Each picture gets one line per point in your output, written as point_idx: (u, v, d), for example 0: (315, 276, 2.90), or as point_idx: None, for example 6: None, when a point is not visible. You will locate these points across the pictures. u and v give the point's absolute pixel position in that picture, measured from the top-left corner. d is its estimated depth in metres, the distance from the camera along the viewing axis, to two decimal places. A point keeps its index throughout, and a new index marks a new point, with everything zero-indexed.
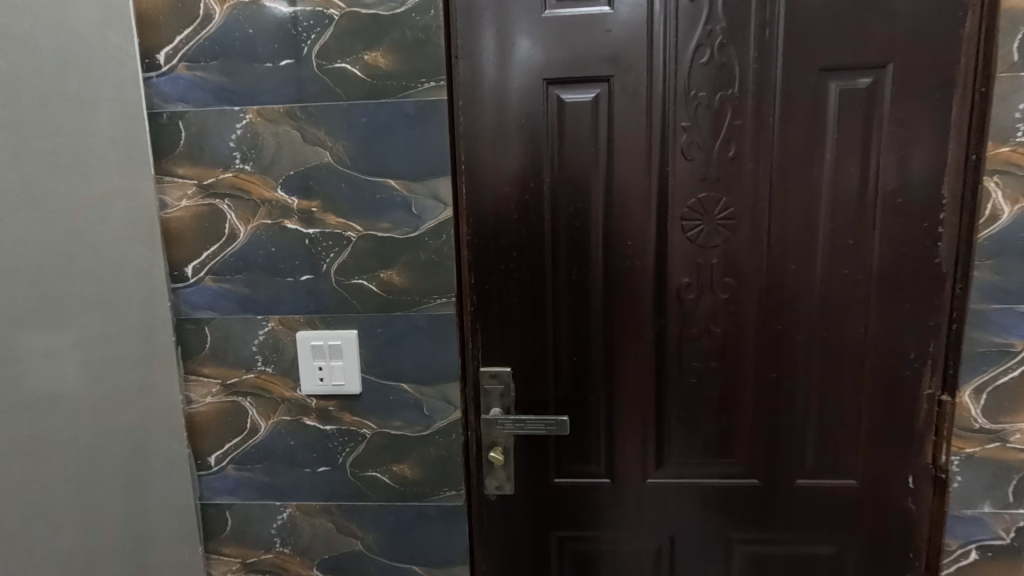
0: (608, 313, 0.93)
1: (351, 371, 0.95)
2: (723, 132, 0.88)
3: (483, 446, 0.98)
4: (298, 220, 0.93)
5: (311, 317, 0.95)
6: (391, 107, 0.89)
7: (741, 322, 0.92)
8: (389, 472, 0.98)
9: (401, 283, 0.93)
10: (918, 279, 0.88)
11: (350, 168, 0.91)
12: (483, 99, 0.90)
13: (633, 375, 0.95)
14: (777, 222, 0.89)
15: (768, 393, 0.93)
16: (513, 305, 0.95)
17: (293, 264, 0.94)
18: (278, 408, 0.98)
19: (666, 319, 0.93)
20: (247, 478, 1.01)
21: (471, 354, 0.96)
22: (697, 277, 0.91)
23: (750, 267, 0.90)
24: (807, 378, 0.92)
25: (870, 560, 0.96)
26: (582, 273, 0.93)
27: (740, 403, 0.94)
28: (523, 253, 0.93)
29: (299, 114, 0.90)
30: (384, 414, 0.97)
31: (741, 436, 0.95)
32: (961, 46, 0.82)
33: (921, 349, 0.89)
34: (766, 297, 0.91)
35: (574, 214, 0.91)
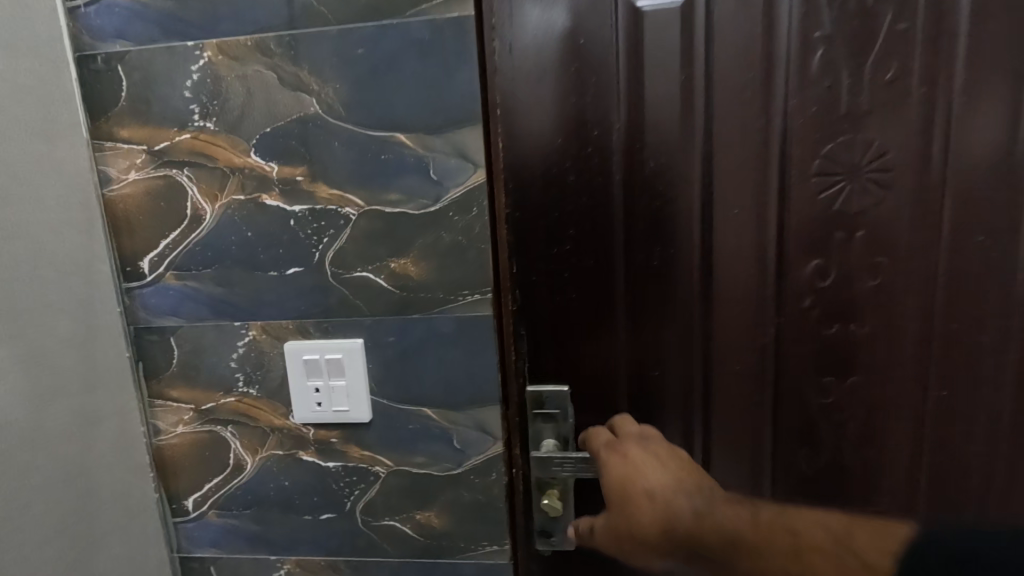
0: (704, 311, 0.68)
1: (357, 393, 0.72)
2: (877, 44, 0.60)
3: (533, 488, 0.74)
4: (279, 194, 0.69)
5: (303, 323, 0.72)
6: (397, 30, 0.64)
7: (898, 320, 0.65)
8: (412, 521, 0.76)
9: (419, 276, 0.69)
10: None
11: (345, 120, 0.67)
12: (526, 15, 0.64)
13: (739, 394, 0.69)
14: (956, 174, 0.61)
15: (934, 419, 0.66)
16: (571, 303, 0.70)
17: (276, 254, 0.71)
18: (267, 441, 0.76)
19: (786, 318, 0.67)
20: (234, 527, 0.79)
21: (514, 369, 0.72)
22: (835, 258, 0.64)
23: (914, 241, 0.63)
24: (992, 398, 0.65)
25: None
26: (666, 257, 0.67)
27: (892, 432, 0.68)
28: (585, 231, 0.68)
29: (274, 48, 0.66)
30: (402, 448, 0.74)
31: (892, 476, 0.68)
32: None
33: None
34: (936, 285, 0.64)
35: (655, 174, 0.65)
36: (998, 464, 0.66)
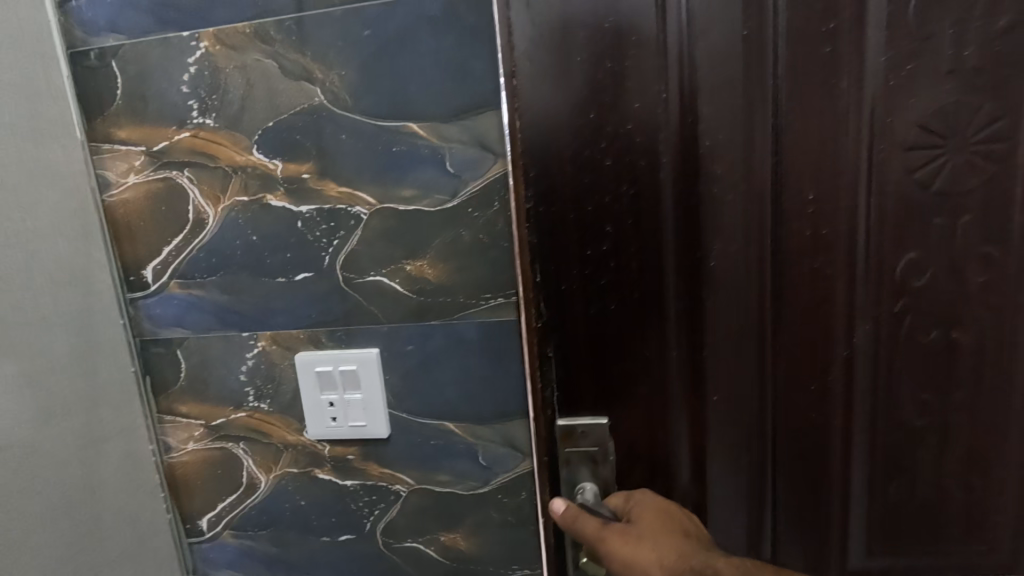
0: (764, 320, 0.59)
1: (374, 407, 0.67)
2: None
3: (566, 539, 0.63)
4: (285, 193, 0.64)
5: (314, 332, 0.67)
6: (406, 8, 0.58)
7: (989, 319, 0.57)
8: (436, 544, 0.70)
9: (437, 279, 0.63)
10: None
11: (352, 109, 0.61)
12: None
13: (805, 413, 0.61)
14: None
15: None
16: (610, 318, 0.60)
17: (283, 258, 0.66)
18: (280, 457, 0.71)
19: (864, 325, 0.58)
20: (249, 548, 0.75)
21: (543, 400, 0.61)
22: (928, 250, 0.56)
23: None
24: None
25: None
26: (723, 257, 0.58)
27: (988, 447, 0.59)
28: (627, 231, 0.58)
29: (273, 34, 0.61)
30: (425, 466, 0.68)
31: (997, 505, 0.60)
32: None
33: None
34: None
35: (710, 158, 0.57)
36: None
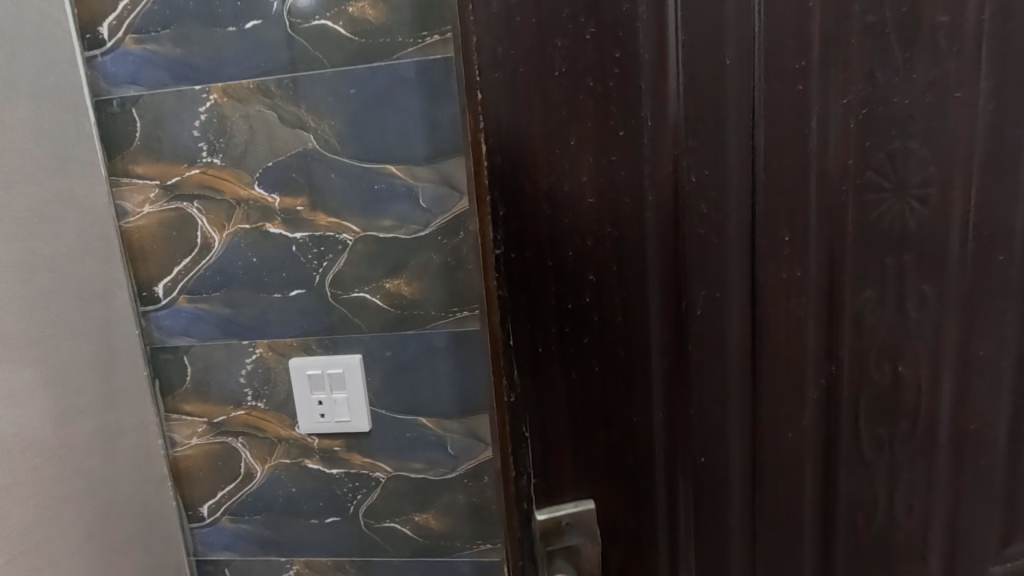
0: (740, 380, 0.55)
1: (357, 404, 0.78)
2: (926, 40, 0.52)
3: None
4: (282, 222, 0.75)
5: (306, 340, 0.78)
6: (386, 71, 0.70)
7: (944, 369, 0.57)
8: (411, 523, 0.81)
9: (412, 295, 0.75)
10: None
11: (339, 153, 0.72)
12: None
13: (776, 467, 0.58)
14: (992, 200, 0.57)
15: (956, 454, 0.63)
16: (586, 383, 0.54)
17: (279, 277, 0.77)
18: (275, 450, 0.82)
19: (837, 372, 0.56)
20: (246, 531, 0.85)
21: (516, 492, 0.56)
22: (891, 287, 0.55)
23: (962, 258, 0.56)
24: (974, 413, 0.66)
25: None
26: (709, 303, 0.53)
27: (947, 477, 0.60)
28: (608, 290, 0.52)
29: (273, 89, 0.72)
30: (401, 456, 0.79)
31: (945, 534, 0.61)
32: None
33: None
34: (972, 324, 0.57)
35: (694, 199, 0.51)
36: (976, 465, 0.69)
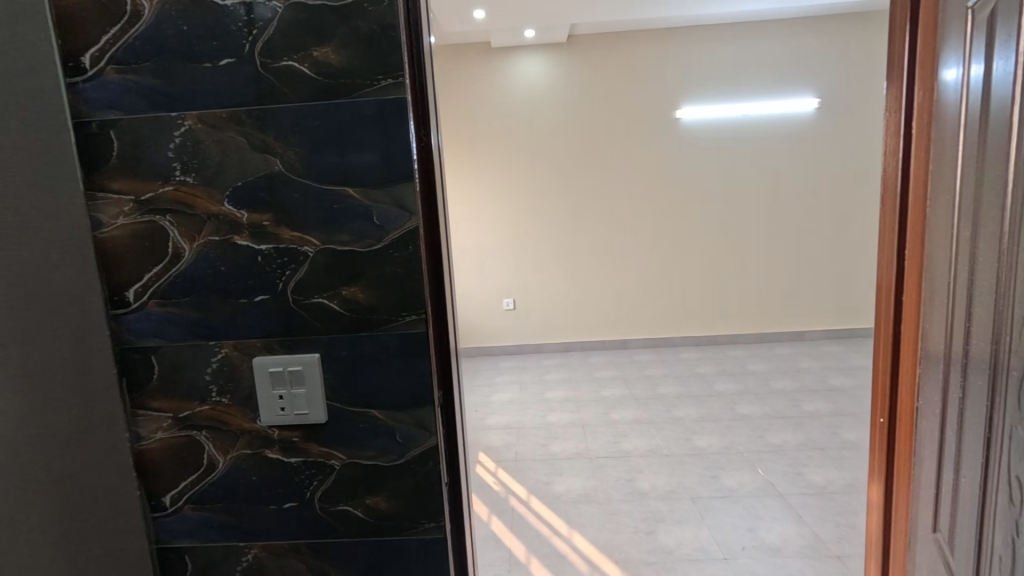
0: (976, 345, 0.73)
1: (315, 399, 0.87)
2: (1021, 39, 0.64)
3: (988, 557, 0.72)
4: (249, 236, 0.84)
5: (269, 341, 0.87)
6: (346, 107, 0.81)
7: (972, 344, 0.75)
8: (362, 506, 0.91)
9: (365, 301, 0.85)
10: (940, 282, 0.83)
11: (303, 176, 0.83)
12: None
13: (997, 438, 0.70)
14: (953, 220, 0.80)
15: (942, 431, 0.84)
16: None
17: (246, 284, 0.86)
18: (236, 442, 0.90)
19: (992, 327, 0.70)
20: (207, 519, 0.92)
21: None
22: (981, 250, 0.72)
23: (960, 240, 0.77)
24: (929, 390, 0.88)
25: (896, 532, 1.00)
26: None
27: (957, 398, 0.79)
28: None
29: (244, 118, 0.82)
30: (354, 444, 0.89)
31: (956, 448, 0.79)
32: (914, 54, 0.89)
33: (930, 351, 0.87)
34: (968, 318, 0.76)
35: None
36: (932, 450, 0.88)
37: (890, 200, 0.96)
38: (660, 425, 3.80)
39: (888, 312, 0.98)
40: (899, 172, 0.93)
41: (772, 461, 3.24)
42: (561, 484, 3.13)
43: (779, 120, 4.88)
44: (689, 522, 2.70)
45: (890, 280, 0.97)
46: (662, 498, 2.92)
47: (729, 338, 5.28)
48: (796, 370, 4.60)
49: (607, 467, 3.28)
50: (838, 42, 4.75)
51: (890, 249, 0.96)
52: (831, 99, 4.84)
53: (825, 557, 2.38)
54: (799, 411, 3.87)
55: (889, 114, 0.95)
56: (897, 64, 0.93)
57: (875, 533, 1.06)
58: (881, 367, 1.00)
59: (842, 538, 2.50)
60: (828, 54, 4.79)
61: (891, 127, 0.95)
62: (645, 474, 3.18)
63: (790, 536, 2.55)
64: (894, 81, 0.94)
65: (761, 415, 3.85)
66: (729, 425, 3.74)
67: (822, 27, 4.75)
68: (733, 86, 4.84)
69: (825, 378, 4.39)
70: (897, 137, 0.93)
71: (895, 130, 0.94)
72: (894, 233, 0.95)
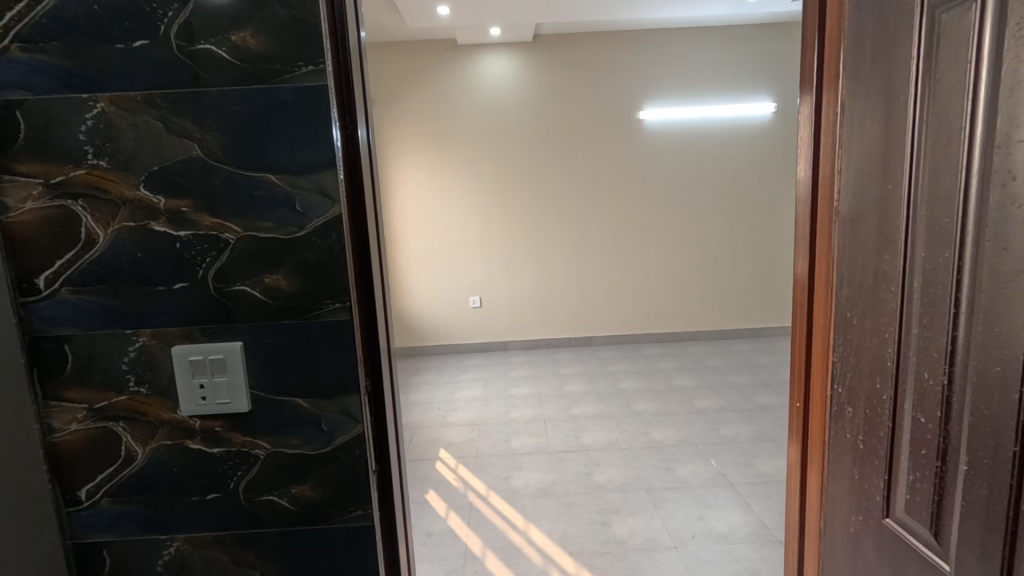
0: (887, 326, 0.75)
1: (237, 388, 0.87)
2: (966, 24, 0.62)
3: (922, 527, 0.71)
4: (167, 222, 0.83)
5: (189, 330, 0.85)
6: (267, 93, 0.80)
7: (918, 335, 0.70)
8: (288, 495, 0.90)
9: (289, 289, 0.85)
10: (861, 268, 0.80)
11: (223, 161, 0.82)
12: None
13: (918, 413, 0.71)
14: (846, 211, 0.84)
15: (872, 424, 0.80)
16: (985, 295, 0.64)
17: (164, 271, 0.84)
18: (156, 432, 0.88)
19: (910, 307, 0.71)
20: (126, 512, 0.90)
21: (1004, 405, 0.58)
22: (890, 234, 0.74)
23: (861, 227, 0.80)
24: (847, 377, 0.85)
25: (812, 515, 1.02)
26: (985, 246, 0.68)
27: (868, 379, 0.80)
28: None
29: (160, 102, 0.80)
30: (279, 433, 0.89)
31: (869, 426, 0.80)
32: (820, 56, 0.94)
33: (852, 339, 0.84)
34: (901, 305, 0.72)
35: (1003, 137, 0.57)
36: (857, 442, 0.83)
37: (804, 196, 1.01)
38: (620, 419, 3.87)
39: (803, 303, 1.03)
40: (810, 172, 0.98)
41: (724, 452, 3.35)
42: (520, 478, 3.16)
43: (737, 123, 5.03)
44: (643, 512, 2.77)
45: (804, 272, 1.02)
46: (618, 490, 2.97)
47: (689, 335, 5.42)
48: (751, 365, 4.76)
49: (566, 461, 3.32)
50: (792, 49, 4.93)
51: (806, 240, 1.00)
52: (786, 105, 5.02)
53: (770, 544, 2.47)
54: (752, 404, 4.00)
55: (803, 117, 1.00)
56: (808, 67, 0.98)
57: (793, 512, 1.10)
58: (799, 354, 1.04)
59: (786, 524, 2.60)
60: (783, 61, 4.96)
61: (804, 131, 1.00)
62: (603, 467, 3.24)
63: (738, 524, 2.63)
64: (807, 86, 0.99)
65: (717, 409, 3.97)
66: (686, 419, 3.84)
67: (777, 34, 4.92)
68: (693, 89, 4.97)
69: (778, 372, 4.55)
70: (809, 139, 0.98)
71: (807, 134, 0.98)
72: (808, 231, 1.00)
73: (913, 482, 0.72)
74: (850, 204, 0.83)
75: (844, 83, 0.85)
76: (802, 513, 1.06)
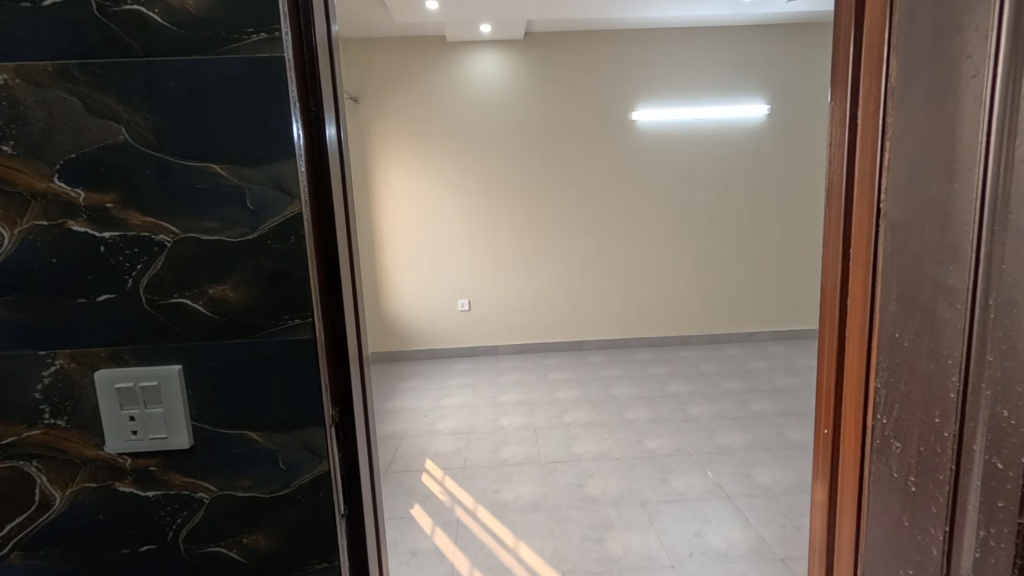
0: (950, 351, 0.64)
1: (175, 419, 0.72)
2: None
3: None
4: (87, 220, 0.68)
5: (116, 350, 0.71)
6: (209, 66, 0.67)
7: (995, 363, 0.58)
8: (238, 546, 0.76)
9: (238, 302, 0.71)
10: (913, 282, 0.68)
11: (156, 149, 0.68)
12: None
13: (995, 456, 0.59)
14: (891, 214, 0.72)
15: (928, 465, 0.68)
16: None
17: (84, 280, 0.69)
18: (77, 473, 0.73)
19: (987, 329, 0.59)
20: (42, 568, 0.75)
21: None
22: (952, 243, 0.62)
23: (910, 233, 0.68)
24: (894, 407, 0.73)
25: (841, 556, 0.91)
26: None
27: (921, 411, 0.68)
28: None
29: (77, 74, 0.66)
30: (227, 473, 0.75)
31: (923, 467, 0.69)
32: (852, 36, 0.82)
33: (899, 363, 0.72)
34: (971, 328, 0.61)
35: None
36: (907, 483, 0.72)
37: (834, 196, 0.89)
38: (612, 427, 3.76)
39: (832, 318, 0.91)
40: (843, 171, 0.86)
41: (720, 462, 3.25)
42: (510, 491, 3.02)
43: (731, 125, 4.95)
44: (637, 527, 2.65)
45: (833, 282, 0.90)
46: (611, 504, 2.85)
47: (681, 339, 5.34)
48: (744, 370, 4.68)
49: (557, 473, 3.19)
50: (786, 51, 4.87)
51: (836, 247, 0.89)
52: (779, 107, 4.96)
53: (770, 561, 2.37)
54: (747, 411, 3.92)
55: (833, 107, 0.88)
56: (840, 50, 0.86)
57: (818, 547, 0.98)
58: (827, 374, 0.93)
59: (786, 540, 2.50)
60: (776, 62, 4.90)
61: (836, 124, 0.88)
62: (596, 479, 3.12)
63: (737, 539, 2.53)
64: (840, 73, 0.87)
65: (711, 416, 3.87)
66: (679, 426, 3.74)
67: (771, 36, 4.86)
68: (685, 89, 4.88)
69: (771, 378, 4.48)
70: (842, 133, 0.86)
71: (840, 127, 0.86)
72: (838, 235, 0.88)
73: (988, 538, 0.61)
74: (897, 206, 0.71)
75: (887, 65, 0.73)
76: (829, 552, 0.94)
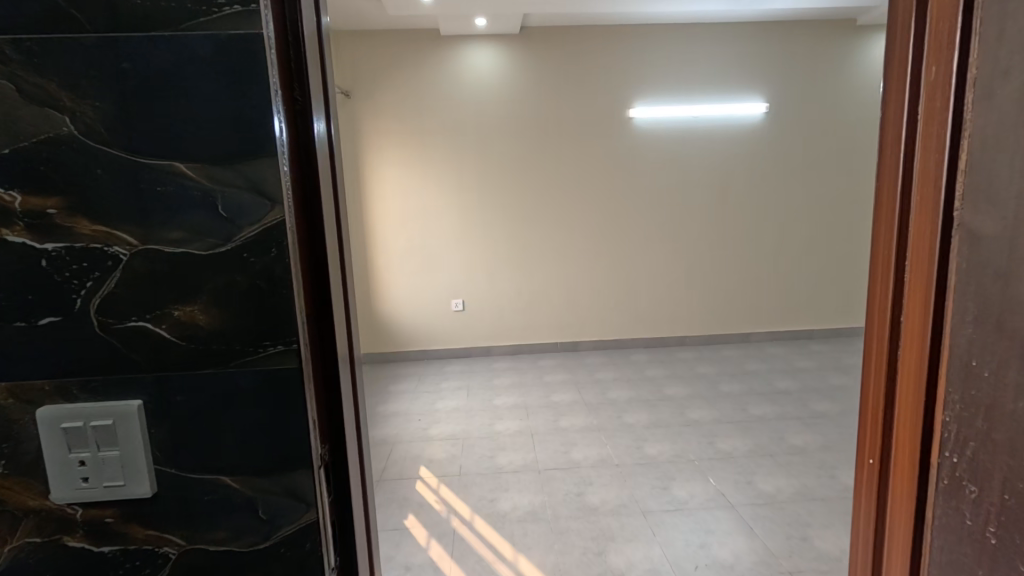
0: None
1: (134, 462, 0.61)
2: None
3: None
4: (26, 230, 0.57)
5: (61, 384, 0.59)
6: (172, 44, 0.55)
7: None
8: None
9: (208, 325, 0.60)
10: (998, 305, 0.59)
11: (108, 144, 0.56)
12: None
13: None
14: (971, 224, 0.63)
15: (1012, 516, 0.58)
16: None
17: (22, 300, 0.58)
18: (18, 527, 0.62)
19: None
20: None
21: None
22: None
23: (998, 248, 0.59)
24: (969, 446, 0.64)
25: None
26: None
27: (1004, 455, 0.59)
28: None
29: (10, 53, 0.54)
30: (197, 524, 0.64)
31: (1006, 518, 0.59)
32: (914, 21, 0.73)
33: (978, 397, 0.62)
34: None
35: None
36: (985, 534, 0.62)
37: (887, 203, 0.80)
38: (611, 432, 3.67)
39: (884, 337, 0.81)
40: (899, 175, 0.76)
41: (722, 469, 3.17)
42: (507, 501, 2.92)
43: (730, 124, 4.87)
44: (640, 539, 2.56)
45: (885, 298, 0.81)
46: (612, 514, 2.77)
47: (679, 340, 5.27)
48: (742, 372, 4.62)
49: (556, 481, 3.10)
50: (787, 49, 4.79)
51: (889, 259, 0.79)
52: (780, 105, 4.88)
53: None
54: (747, 415, 3.85)
55: (887, 102, 0.79)
56: (896, 38, 0.77)
57: None
58: (875, 399, 0.83)
59: (793, 552, 2.42)
60: (777, 60, 4.82)
61: (890, 123, 0.78)
62: (596, 487, 3.03)
63: (742, 551, 2.45)
64: (894, 65, 0.78)
65: (712, 421, 3.80)
66: (680, 431, 3.66)
67: (772, 33, 4.77)
68: (684, 87, 4.80)
69: (771, 381, 4.41)
70: (899, 132, 0.77)
71: (896, 127, 0.77)
72: (892, 246, 0.79)
73: None
74: (979, 216, 0.61)
75: (965, 54, 0.64)
76: None
